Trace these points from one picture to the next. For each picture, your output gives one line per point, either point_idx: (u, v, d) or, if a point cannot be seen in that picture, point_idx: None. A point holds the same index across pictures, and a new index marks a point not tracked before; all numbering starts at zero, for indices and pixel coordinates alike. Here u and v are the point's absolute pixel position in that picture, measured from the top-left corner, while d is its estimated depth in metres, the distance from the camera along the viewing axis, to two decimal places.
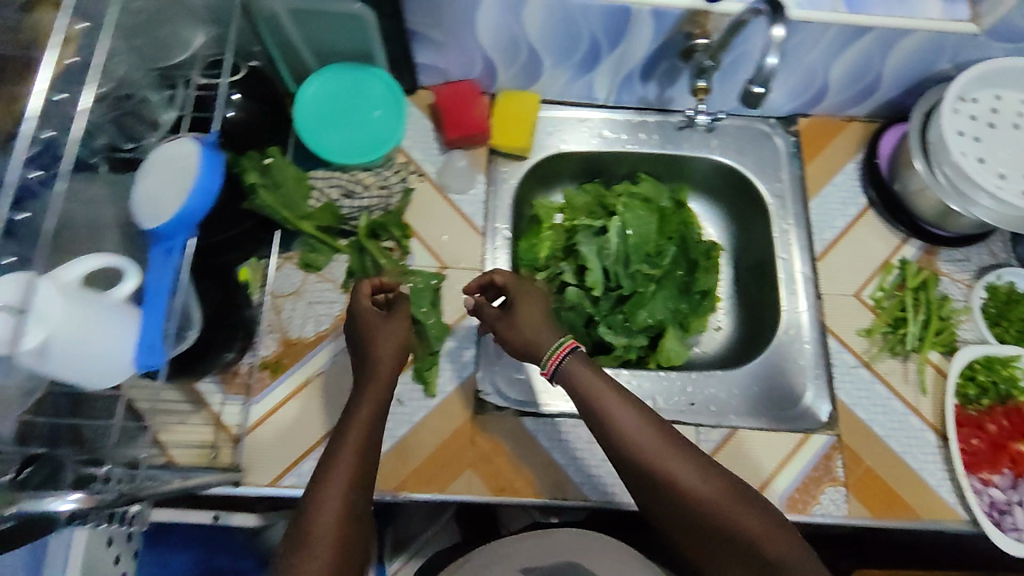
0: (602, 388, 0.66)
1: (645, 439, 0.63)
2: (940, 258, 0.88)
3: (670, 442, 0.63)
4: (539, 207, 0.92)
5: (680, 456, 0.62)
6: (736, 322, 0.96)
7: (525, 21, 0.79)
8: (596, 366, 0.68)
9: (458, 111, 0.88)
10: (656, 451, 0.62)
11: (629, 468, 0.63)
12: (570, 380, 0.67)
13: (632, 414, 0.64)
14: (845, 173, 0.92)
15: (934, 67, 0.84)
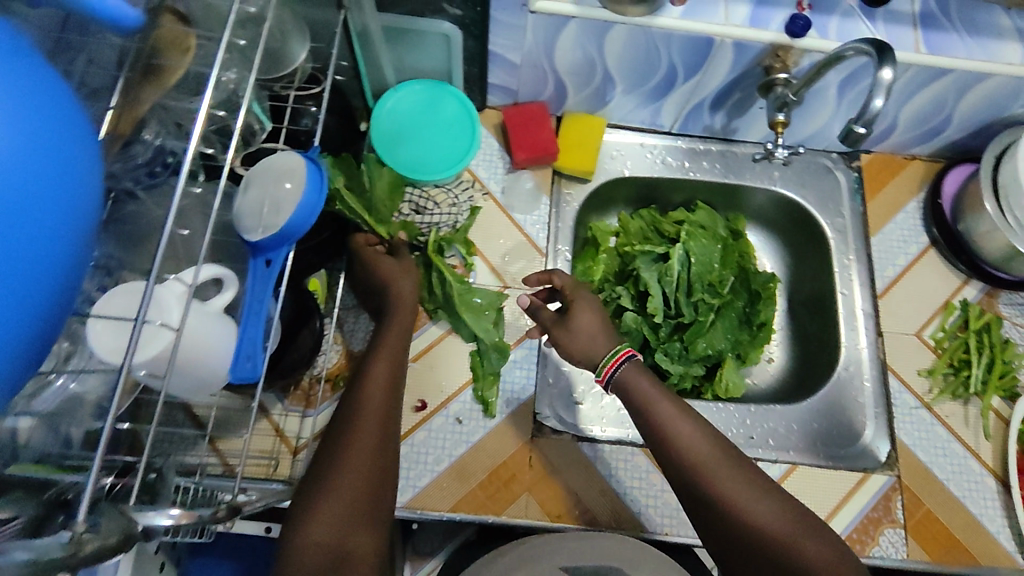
0: (658, 396, 0.66)
1: (700, 450, 0.62)
2: (1000, 301, 0.88)
3: (725, 456, 0.62)
4: (595, 229, 0.91)
5: (734, 471, 0.61)
6: (788, 354, 0.95)
7: (607, 45, 0.79)
8: (653, 376, 0.68)
9: (526, 131, 0.88)
10: (710, 462, 0.61)
11: (681, 477, 0.62)
12: (626, 386, 0.67)
13: (688, 424, 0.63)
14: (907, 212, 0.92)
15: (1006, 112, 0.85)
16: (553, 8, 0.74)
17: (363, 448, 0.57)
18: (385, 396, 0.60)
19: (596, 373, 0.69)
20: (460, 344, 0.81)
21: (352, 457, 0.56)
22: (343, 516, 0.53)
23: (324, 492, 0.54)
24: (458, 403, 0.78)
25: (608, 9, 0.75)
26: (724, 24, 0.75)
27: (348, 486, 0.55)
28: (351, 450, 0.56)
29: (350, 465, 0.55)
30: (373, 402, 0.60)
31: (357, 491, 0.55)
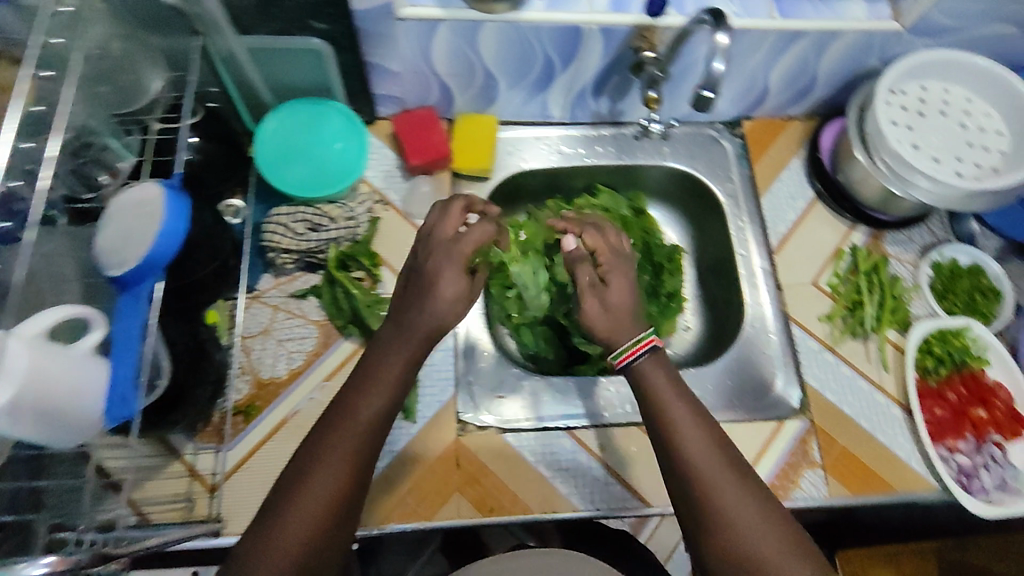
0: (675, 399, 0.62)
1: (709, 461, 0.58)
2: (886, 242, 0.93)
3: (734, 470, 0.58)
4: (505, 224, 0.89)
5: (738, 483, 0.57)
6: (703, 320, 0.99)
7: (481, 45, 0.81)
8: (675, 378, 0.63)
9: (418, 136, 0.88)
10: (714, 471, 0.57)
11: (680, 480, 0.58)
12: (643, 380, 0.63)
13: (699, 433, 0.59)
14: (791, 170, 0.97)
15: (865, 64, 0.89)
16: (419, 14, 0.75)
17: (327, 484, 0.53)
18: (365, 435, 0.56)
19: (613, 356, 0.65)
20: None
21: (312, 494, 0.52)
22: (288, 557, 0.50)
23: (275, 525, 0.51)
24: None
25: (473, 10, 0.76)
26: (588, 12, 0.78)
27: (300, 526, 0.51)
28: (315, 483, 0.53)
29: (309, 502, 0.52)
30: (351, 436, 0.55)
31: (310, 534, 0.52)
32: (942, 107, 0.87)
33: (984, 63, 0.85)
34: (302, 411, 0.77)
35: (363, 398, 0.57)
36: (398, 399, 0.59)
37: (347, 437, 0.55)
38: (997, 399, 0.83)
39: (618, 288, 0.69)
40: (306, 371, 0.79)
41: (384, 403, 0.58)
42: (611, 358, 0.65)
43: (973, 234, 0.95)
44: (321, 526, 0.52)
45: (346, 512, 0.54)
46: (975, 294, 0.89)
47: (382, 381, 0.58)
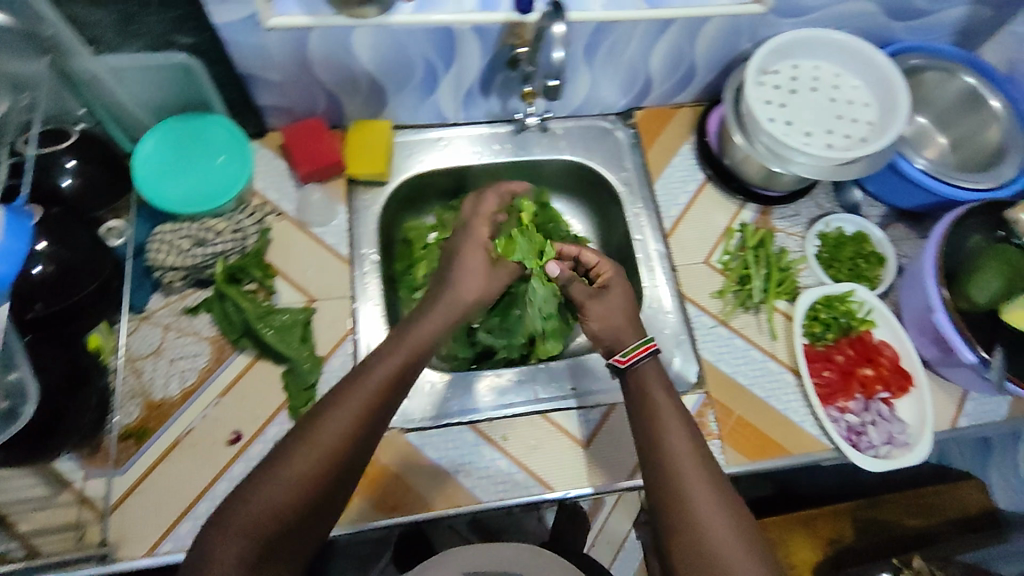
0: (665, 402, 0.71)
1: (684, 460, 0.65)
2: (774, 217, 0.97)
3: (708, 472, 0.65)
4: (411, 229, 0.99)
5: (703, 476, 0.64)
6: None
7: (358, 50, 0.80)
8: (668, 389, 0.72)
9: (309, 146, 0.88)
10: (683, 464, 0.65)
11: (655, 468, 0.66)
12: (641, 381, 0.73)
13: (685, 438, 0.67)
14: (682, 155, 1.00)
15: (738, 48, 0.92)
16: (288, 24, 0.75)
17: (341, 425, 0.61)
18: (378, 390, 0.64)
19: (619, 355, 0.75)
20: (270, 367, 0.80)
21: (326, 431, 0.60)
22: (294, 484, 0.57)
23: (286, 458, 0.59)
24: (276, 427, 0.78)
25: (342, 15, 0.76)
26: (457, 12, 0.78)
27: (307, 459, 0.59)
28: (331, 421, 0.61)
29: (324, 438, 0.60)
30: (370, 390, 0.64)
31: (316, 467, 0.59)
32: (813, 84, 0.90)
33: (848, 38, 0.88)
34: (196, 430, 0.77)
35: (383, 362, 0.67)
36: (411, 369, 0.68)
37: (363, 391, 0.64)
38: (883, 357, 0.87)
39: (618, 294, 0.82)
40: (199, 389, 0.79)
41: (397, 367, 0.67)
42: (620, 355, 0.75)
43: (857, 204, 0.97)
44: (328, 461, 0.59)
45: (353, 454, 0.61)
46: (858, 260, 0.92)
47: (396, 353, 0.68)
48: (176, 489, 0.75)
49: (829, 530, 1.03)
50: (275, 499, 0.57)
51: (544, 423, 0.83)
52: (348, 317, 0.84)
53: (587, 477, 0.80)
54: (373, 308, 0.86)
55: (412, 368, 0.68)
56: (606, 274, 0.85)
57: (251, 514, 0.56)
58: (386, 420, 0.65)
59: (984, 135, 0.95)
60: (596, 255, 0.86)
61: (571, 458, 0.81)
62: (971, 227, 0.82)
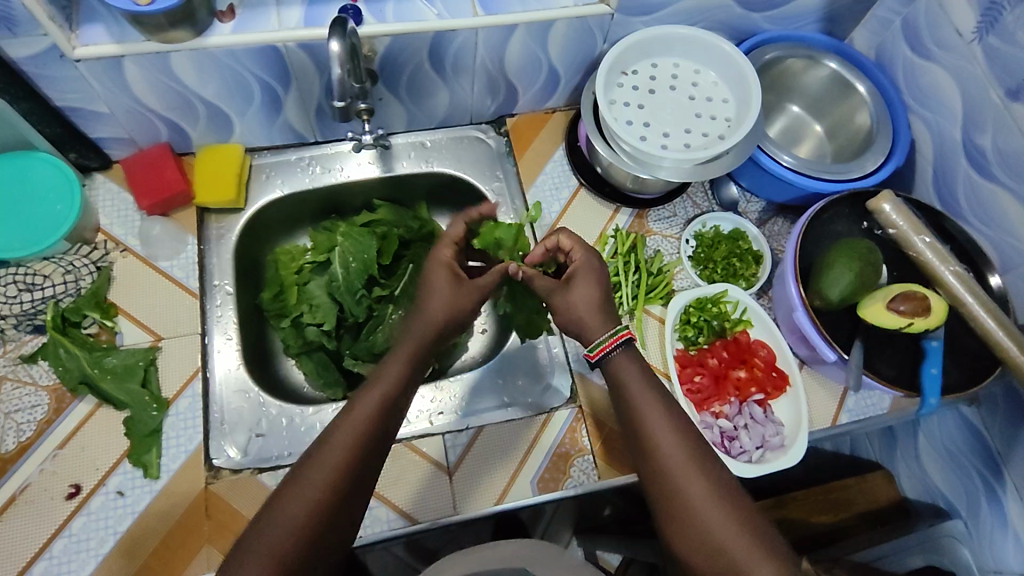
0: (643, 392, 0.66)
1: (674, 455, 0.61)
2: (650, 220, 0.95)
3: (699, 462, 0.61)
4: (281, 253, 0.91)
5: (700, 468, 0.61)
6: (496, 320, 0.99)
7: (181, 76, 0.77)
8: (645, 375, 0.67)
9: (150, 178, 0.85)
10: (678, 458, 0.61)
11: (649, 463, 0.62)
12: (615, 376, 0.68)
13: (671, 430, 0.63)
14: (555, 161, 0.97)
15: (595, 50, 0.90)
16: (94, 53, 0.71)
17: (354, 437, 0.58)
18: (386, 396, 0.62)
19: (590, 349, 0.70)
20: (113, 413, 0.77)
21: (339, 445, 0.57)
22: (309, 505, 0.54)
23: (298, 482, 0.55)
24: (118, 476, 0.74)
25: (152, 41, 0.72)
26: (278, 30, 0.75)
27: (321, 477, 0.56)
28: (333, 447, 0.57)
29: (335, 453, 0.57)
30: (375, 397, 0.61)
31: (331, 485, 0.56)
32: (672, 82, 0.88)
33: (701, 33, 0.86)
34: (31, 487, 0.73)
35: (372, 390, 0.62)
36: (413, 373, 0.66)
37: (370, 399, 0.61)
38: (758, 358, 0.85)
39: (584, 286, 0.72)
40: (37, 442, 0.75)
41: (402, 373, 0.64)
42: (588, 350, 0.70)
43: (734, 201, 0.95)
44: (344, 477, 0.56)
45: (366, 467, 0.58)
46: (733, 258, 0.90)
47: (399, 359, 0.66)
48: (9, 553, 0.70)
49: None
50: (292, 523, 0.53)
51: (408, 452, 0.80)
52: (198, 354, 0.80)
53: (452, 504, 0.78)
54: (228, 349, 0.83)
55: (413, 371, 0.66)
56: (577, 263, 0.74)
57: (269, 544, 0.52)
58: (394, 428, 0.62)
59: (854, 122, 0.93)
60: (572, 238, 0.75)
61: (435, 487, 0.79)
62: (838, 216, 0.83)
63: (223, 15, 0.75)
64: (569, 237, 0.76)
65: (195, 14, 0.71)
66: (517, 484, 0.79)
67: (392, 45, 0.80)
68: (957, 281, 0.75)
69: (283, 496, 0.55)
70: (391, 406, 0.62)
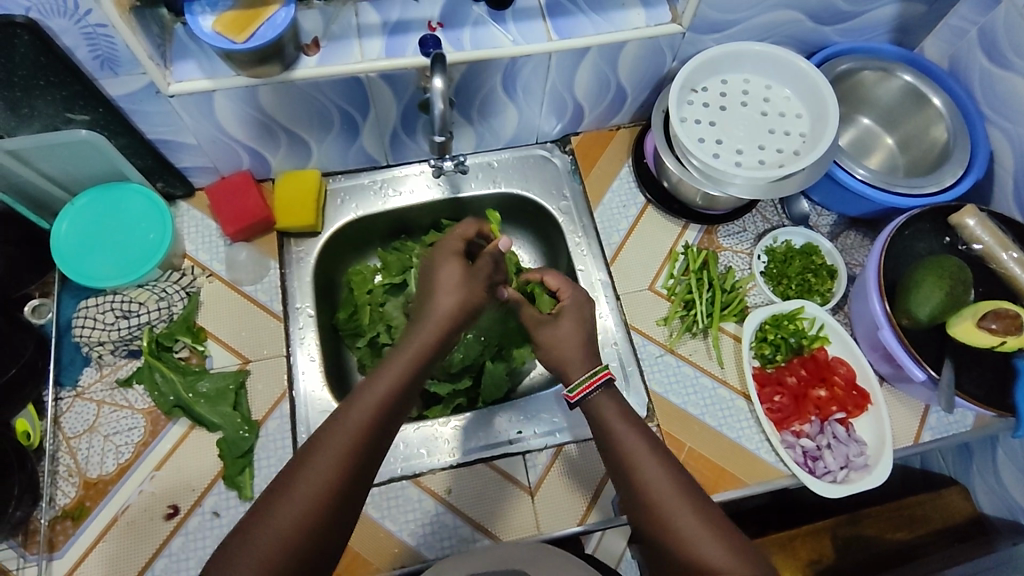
0: (624, 426, 0.67)
1: (660, 489, 0.61)
2: (719, 236, 0.95)
3: (687, 493, 0.61)
4: (355, 273, 0.94)
5: (685, 501, 0.60)
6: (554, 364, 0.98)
7: (266, 106, 0.79)
8: (627, 414, 0.68)
9: (234, 204, 0.87)
10: (661, 492, 0.61)
11: (632, 497, 0.62)
12: (598, 414, 0.68)
13: (656, 463, 0.63)
14: (621, 178, 0.98)
15: (664, 67, 0.90)
16: (188, 88, 0.73)
17: (345, 444, 0.57)
18: (381, 400, 0.60)
19: (568, 390, 0.70)
20: (205, 434, 0.79)
21: (328, 454, 0.56)
22: (297, 515, 0.54)
23: (286, 491, 0.55)
24: (213, 497, 0.76)
25: (242, 75, 0.75)
26: (360, 61, 0.77)
27: (309, 488, 0.55)
28: (354, 409, 0.59)
29: (359, 412, 0.59)
30: (371, 400, 0.60)
31: (318, 497, 0.55)
32: (743, 98, 0.89)
33: (773, 49, 0.87)
34: (132, 507, 0.75)
35: (391, 359, 0.64)
36: (419, 373, 0.64)
37: (391, 369, 0.63)
38: (838, 376, 0.84)
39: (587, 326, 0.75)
40: (135, 463, 0.77)
41: (401, 374, 0.62)
42: (568, 390, 0.70)
43: (805, 215, 0.95)
44: (334, 486, 0.55)
45: (358, 472, 0.57)
46: (808, 274, 0.89)
47: (399, 359, 0.64)
48: (112, 571, 0.73)
49: (807, 552, 0.94)
50: (274, 536, 0.53)
51: (490, 471, 0.82)
52: (284, 375, 0.82)
53: (536, 524, 0.79)
54: (311, 370, 0.84)
55: (418, 370, 0.64)
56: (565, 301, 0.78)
57: (256, 554, 0.52)
58: (390, 434, 0.61)
59: (931, 134, 0.92)
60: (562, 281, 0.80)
61: (518, 506, 0.80)
62: (919, 232, 0.81)
63: (309, 48, 0.77)
64: (555, 278, 0.81)
65: (284, 49, 0.74)
66: (598, 504, 0.80)
67: (469, 71, 0.81)
68: None
69: (271, 505, 0.55)
70: (388, 408, 0.60)
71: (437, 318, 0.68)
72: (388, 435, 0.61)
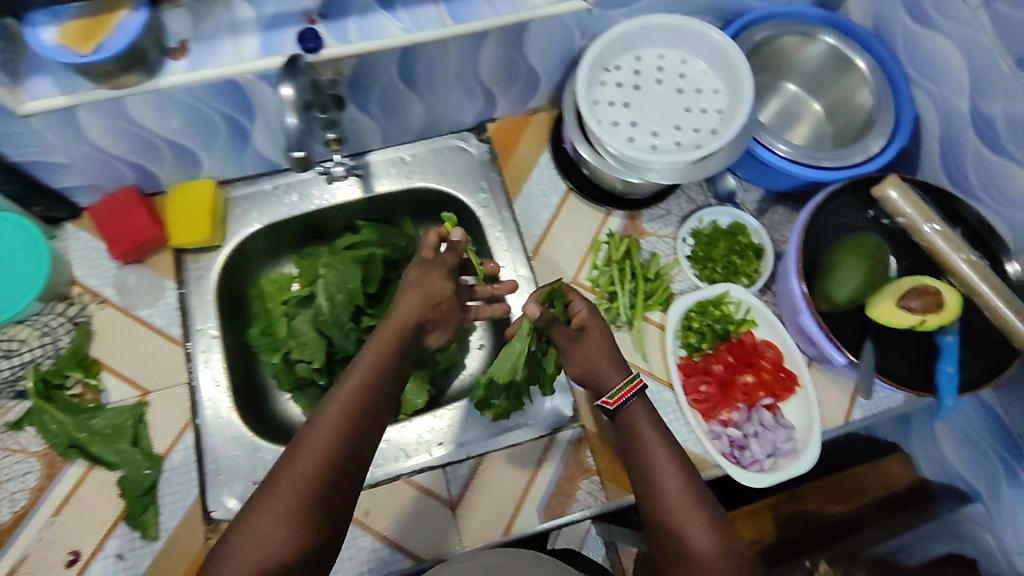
0: (654, 437, 0.64)
1: (679, 493, 0.60)
2: (644, 221, 0.91)
3: (704, 511, 0.59)
4: (269, 282, 0.88)
5: (702, 518, 0.59)
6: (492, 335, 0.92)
7: (140, 119, 0.73)
8: (660, 425, 0.65)
9: (119, 225, 0.81)
10: (681, 505, 0.59)
11: (651, 505, 0.60)
12: (629, 421, 0.65)
13: (678, 474, 0.61)
14: (542, 166, 0.93)
15: (574, 45, 0.84)
16: (43, 107, 0.67)
17: (349, 406, 0.58)
18: (355, 403, 0.58)
19: (607, 395, 0.66)
20: (105, 474, 0.75)
21: (346, 396, 0.58)
22: (275, 532, 0.51)
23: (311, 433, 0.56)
24: (117, 539, 0.72)
25: (103, 87, 0.68)
26: (234, 63, 0.70)
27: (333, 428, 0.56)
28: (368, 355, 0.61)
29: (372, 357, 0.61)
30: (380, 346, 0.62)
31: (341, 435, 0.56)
32: (657, 75, 0.84)
33: (684, 21, 0.81)
34: (31, 556, 0.71)
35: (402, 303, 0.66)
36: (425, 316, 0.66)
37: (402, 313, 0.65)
38: (764, 360, 0.82)
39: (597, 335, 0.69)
40: (31, 511, 0.73)
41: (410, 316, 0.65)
42: (606, 396, 0.66)
43: (731, 192, 0.91)
44: (355, 424, 0.57)
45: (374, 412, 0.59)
46: (734, 256, 0.86)
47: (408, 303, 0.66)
48: None
49: (749, 531, 0.89)
50: (304, 474, 0.54)
51: (409, 488, 0.78)
52: (187, 403, 0.78)
53: (457, 538, 0.77)
54: (217, 398, 0.79)
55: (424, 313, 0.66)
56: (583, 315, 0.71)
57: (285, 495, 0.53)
58: (370, 437, 0.58)
59: (856, 99, 0.88)
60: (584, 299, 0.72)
61: (439, 521, 0.78)
62: (842, 206, 0.78)
63: (175, 52, 0.70)
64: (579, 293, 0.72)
65: (146, 56, 0.67)
66: (523, 512, 0.78)
67: (357, 67, 0.75)
68: (971, 270, 0.72)
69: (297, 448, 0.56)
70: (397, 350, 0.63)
71: (414, 277, 0.69)
72: (381, 417, 0.60)
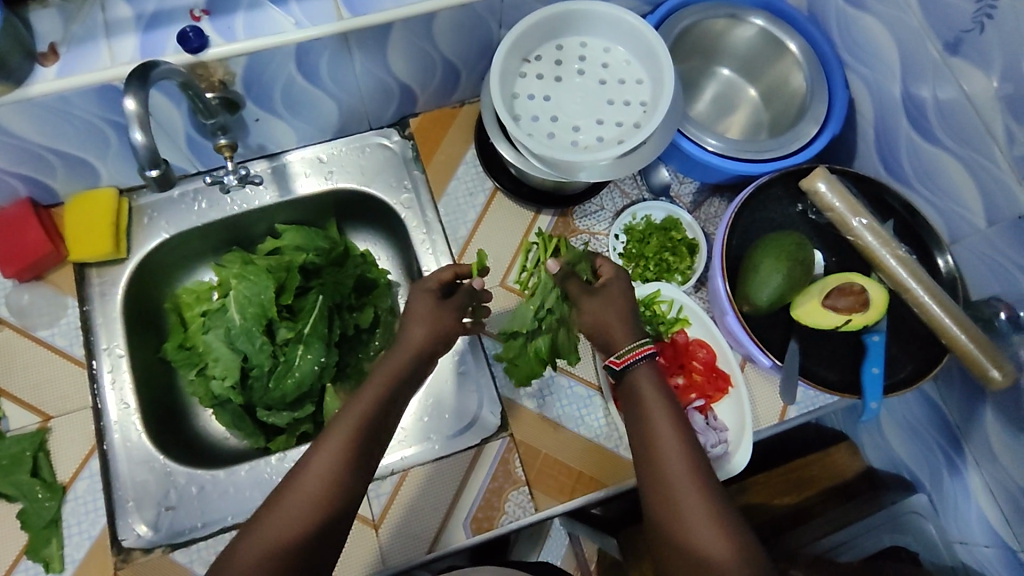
0: (658, 403, 0.61)
1: (678, 465, 0.57)
2: (575, 218, 0.87)
3: (704, 483, 0.56)
4: (185, 292, 0.85)
5: (702, 491, 0.55)
6: None
7: (19, 132, 0.68)
8: (665, 391, 0.62)
9: (10, 241, 0.77)
10: (679, 474, 0.56)
11: (648, 475, 0.58)
12: (634, 387, 0.63)
13: (678, 442, 0.58)
14: (467, 163, 0.89)
15: (491, 35, 0.80)
16: None
17: (361, 423, 0.57)
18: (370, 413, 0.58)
19: (616, 356, 0.65)
20: (6, 505, 0.71)
21: (357, 414, 0.58)
22: (286, 544, 0.51)
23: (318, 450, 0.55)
24: (20, 574, 0.69)
25: None
26: (110, 67, 0.65)
27: (341, 446, 0.56)
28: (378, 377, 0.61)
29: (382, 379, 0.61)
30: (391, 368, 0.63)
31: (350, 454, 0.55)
32: (580, 65, 0.79)
33: (601, 6, 0.77)
34: None
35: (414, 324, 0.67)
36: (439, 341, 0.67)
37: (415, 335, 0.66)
38: (696, 361, 0.79)
39: (618, 290, 0.69)
40: None
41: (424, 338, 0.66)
42: (615, 356, 0.64)
43: (665, 185, 0.88)
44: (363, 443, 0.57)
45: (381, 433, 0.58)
46: (666, 252, 0.83)
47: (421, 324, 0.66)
48: None
49: None
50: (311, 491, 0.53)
51: None
52: (92, 425, 0.75)
53: (379, 557, 0.74)
54: (126, 421, 0.76)
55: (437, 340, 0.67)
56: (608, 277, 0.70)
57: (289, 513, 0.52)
58: (380, 447, 0.58)
59: (791, 83, 0.84)
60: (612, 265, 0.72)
61: (361, 541, 0.74)
62: (771, 198, 0.78)
63: (45, 57, 0.65)
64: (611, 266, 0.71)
65: (8, 63, 0.62)
66: (449, 528, 0.75)
67: (249, 66, 0.70)
68: (900, 267, 0.70)
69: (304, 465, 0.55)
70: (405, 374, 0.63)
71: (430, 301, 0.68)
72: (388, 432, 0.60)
